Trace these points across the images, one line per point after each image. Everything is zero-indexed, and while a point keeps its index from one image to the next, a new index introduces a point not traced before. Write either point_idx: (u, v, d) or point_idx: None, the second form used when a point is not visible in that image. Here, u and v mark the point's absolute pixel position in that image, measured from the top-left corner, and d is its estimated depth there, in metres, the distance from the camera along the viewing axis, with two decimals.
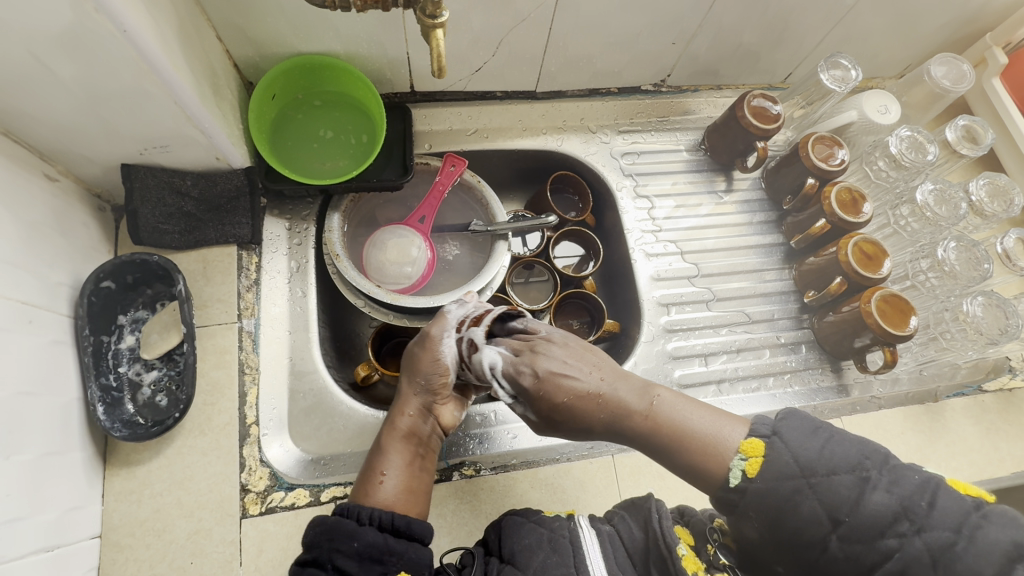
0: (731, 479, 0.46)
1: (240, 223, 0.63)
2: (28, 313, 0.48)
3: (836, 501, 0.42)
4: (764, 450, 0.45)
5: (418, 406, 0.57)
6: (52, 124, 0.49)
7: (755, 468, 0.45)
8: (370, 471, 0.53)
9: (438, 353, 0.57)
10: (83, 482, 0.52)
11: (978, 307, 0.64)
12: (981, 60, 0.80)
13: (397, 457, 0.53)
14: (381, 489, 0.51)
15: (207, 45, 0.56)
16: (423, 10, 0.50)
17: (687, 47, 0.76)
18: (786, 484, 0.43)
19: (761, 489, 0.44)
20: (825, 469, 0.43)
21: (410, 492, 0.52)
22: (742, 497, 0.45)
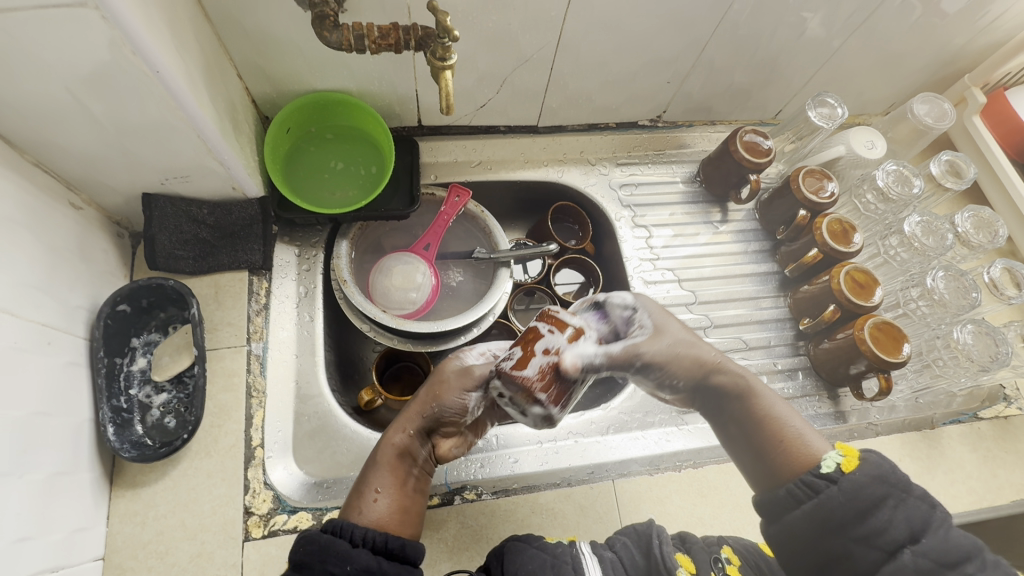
0: (822, 468, 0.50)
1: (252, 250, 0.65)
2: (49, 334, 0.49)
3: (918, 519, 0.47)
4: (859, 455, 0.51)
5: (428, 428, 0.57)
6: (80, 156, 0.52)
7: (850, 466, 0.50)
8: (365, 487, 0.53)
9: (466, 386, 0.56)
10: (90, 503, 0.52)
11: (968, 335, 0.66)
12: (961, 99, 0.84)
13: (395, 476, 0.54)
14: (375, 507, 0.52)
15: (228, 83, 0.60)
16: (434, 53, 0.53)
17: (681, 85, 0.80)
18: (878, 487, 0.48)
19: (851, 482, 0.49)
20: (917, 493, 0.48)
21: (401, 512, 0.53)
22: (830, 486, 0.49)
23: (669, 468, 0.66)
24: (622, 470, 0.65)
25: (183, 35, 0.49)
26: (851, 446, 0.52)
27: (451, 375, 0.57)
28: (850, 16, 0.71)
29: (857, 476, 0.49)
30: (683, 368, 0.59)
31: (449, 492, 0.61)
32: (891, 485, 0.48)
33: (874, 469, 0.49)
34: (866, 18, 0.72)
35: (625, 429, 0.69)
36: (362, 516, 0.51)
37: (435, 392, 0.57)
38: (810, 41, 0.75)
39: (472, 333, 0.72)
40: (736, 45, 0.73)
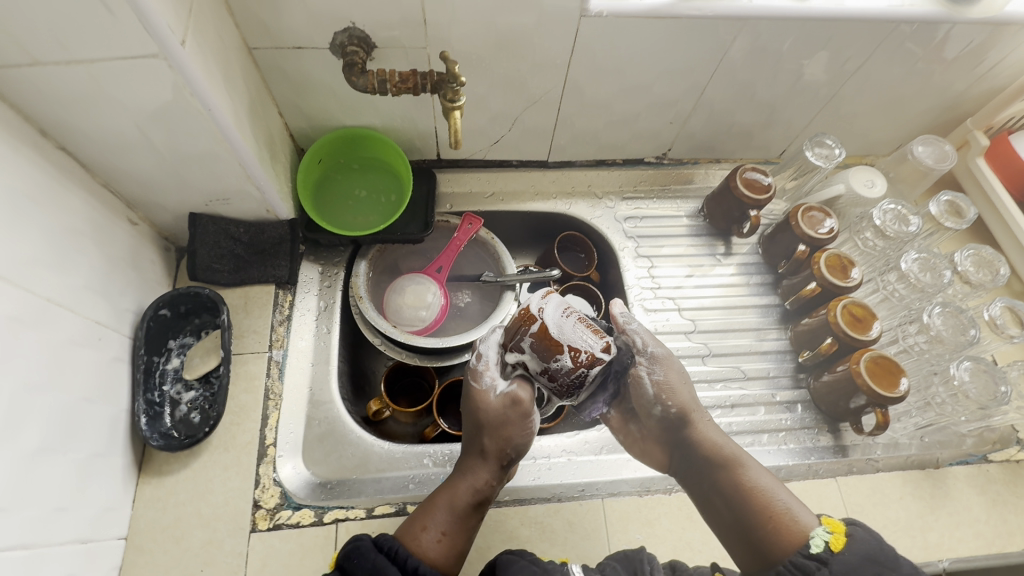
0: (810, 548, 0.48)
1: (279, 266, 0.73)
2: (99, 332, 0.57)
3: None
4: (846, 532, 0.48)
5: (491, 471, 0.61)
6: (141, 179, 0.60)
7: (839, 544, 0.47)
8: (431, 525, 0.55)
9: (528, 425, 0.61)
10: (120, 486, 0.58)
11: (965, 372, 0.66)
12: (965, 142, 0.86)
13: (459, 518, 0.57)
14: (439, 549, 0.54)
15: (268, 119, 0.68)
16: (445, 96, 0.60)
17: (683, 125, 0.84)
18: (870, 565, 0.45)
19: (842, 563, 0.46)
20: (907, 568, 0.45)
21: (458, 556, 0.56)
22: (821, 567, 0.46)
23: (660, 491, 0.66)
24: (612, 489, 0.67)
25: (234, 79, 0.57)
26: (839, 521, 0.49)
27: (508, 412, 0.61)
28: (844, 63, 0.75)
29: (848, 556, 0.46)
30: (681, 394, 0.62)
31: None
32: (881, 564, 0.45)
33: (861, 547, 0.47)
34: (861, 65, 0.76)
35: (618, 449, 0.70)
36: (425, 556, 0.53)
37: (500, 432, 0.61)
38: (805, 86, 0.79)
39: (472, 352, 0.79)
40: (734, 89, 0.78)
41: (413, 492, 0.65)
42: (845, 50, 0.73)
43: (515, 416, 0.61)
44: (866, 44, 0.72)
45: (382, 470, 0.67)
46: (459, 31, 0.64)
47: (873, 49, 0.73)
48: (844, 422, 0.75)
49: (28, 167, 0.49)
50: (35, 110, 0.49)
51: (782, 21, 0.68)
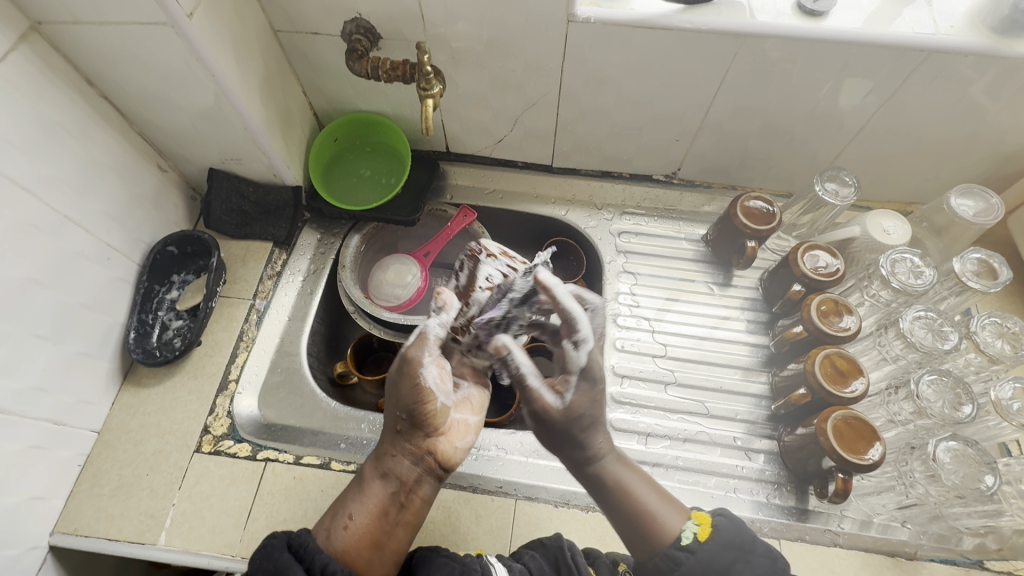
0: (681, 539, 0.51)
1: (279, 227, 0.81)
2: (110, 253, 0.67)
3: None
4: (712, 522, 0.52)
5: (404, 448, 0.55)
6: (168, 132, 0.71)
7: (705, 534, 0.51)
8: (338, 513, 0.53)
9: (416, 378, 0.55)
10: (102, 386, 0.67)
11: (947, 454, 0.58)
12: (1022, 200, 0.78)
13: (369, 502, 0.53)
14: (343, 536, 0.51)
15: (288, 94, 0.77)
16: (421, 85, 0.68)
17: (691, 145, 0.82)
18: (728, 553, 0.49)
19: (706, 553, 0.50)
20: (761, 550, 0.50)
21: (372, 545, 0.51)
22: (688, 557, 0.49)
23: (577, 506, 0.65)
24: (530, 493, 0.66)
25: (247, 53, 0.65)
26: (705, 513, 0.53)
27: (405, 381, 0.55)
28: (870, 94, 0.69)
29: (711, 546, 0.50)
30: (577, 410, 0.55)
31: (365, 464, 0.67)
32: (739, 550, 0.50)
33: (725, 534, 0.51)
34: (890, 99, 0.69)
35: (548, 457, 0.69)
36: (329, 546, 0.50)
37: (393, 402, 0.56)
38: (827, 116, 0.73)
39: None
40: (744, 111, 0.75)
41: (341, 451, 0.68)
42: (867, 79, 0.67)
43: (399, 378, 0.56)
44: (893, 74, 0.65)
45: (322, 426, 0.71)
46: (454, 28, 0.68)
47: (903, 81, 0.66)
48: (810, 486, 0.67)
49: (67, 106, 0.60)
50: (81, 61, 0.60)
51: (791, 41, 0.64)
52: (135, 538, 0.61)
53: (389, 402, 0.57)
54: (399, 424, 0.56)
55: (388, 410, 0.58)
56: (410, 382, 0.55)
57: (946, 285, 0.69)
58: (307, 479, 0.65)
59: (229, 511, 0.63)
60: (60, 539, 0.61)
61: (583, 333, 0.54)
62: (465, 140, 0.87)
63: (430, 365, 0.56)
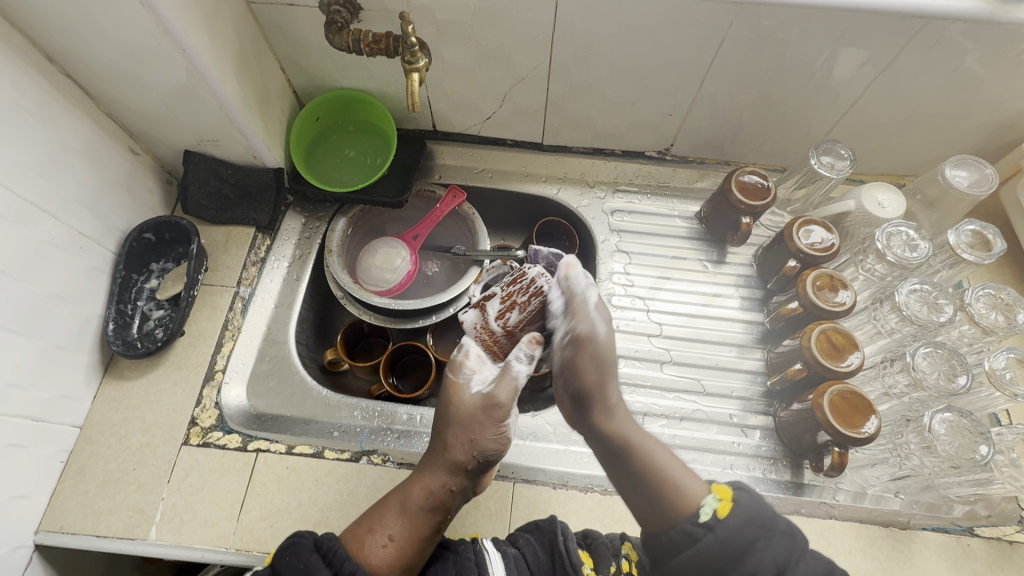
0: (699, 515, 0.49)
1: (262, 212, 0.78)
2: (82, 241, 0.64)
3: (783, 556, 0.47)
4: (733, 498, 0.50)
5: (456, 475, 0.55)
6: (139, 113, 0.67)
7: (725, 510, 0.49)
8: (376, 529, 0.51)
9: (502, 415, 0.56)
10: (82, 380, 0.65)
11: (942, 425, 0.58)
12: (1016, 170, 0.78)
13: (407, 521, 0.52)
14: (380, 553, 0.50)
15: (266, 71, 0.73)
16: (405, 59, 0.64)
17: (685, 119, 0.80)
18: (748, 530, 0.48)
19: (727, 529, 0.48)
20: (781, 526, 0.49)
21: (407, 565, 0.50)
22: (707, 534, 0.48)
23: (575, 487, 0.64)
24: (528, 475, 0.66)
25: (219, 25, 0.62)
26: (726, 487, 0.51)
27: (462, 398, 0.57)
28: (866, 64, 0.67)
29: (731, 522, 0.48)
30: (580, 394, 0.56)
31: (360, 451, 0.66)
32: (760, 527, 0.48)
33: (745, 512, 0.49)
34: (887, 68, 0.67)
35: (545, 439, 0.69)
36: (364, 561, 0.49)
37: (471, 430, 0.55)
38: (823, 87, 0.72)
39: (429, 319, 0.78)
40: (739, 83, 0.73)
41: (335, 439, 0.67)
42: (864, 49, 0.65)
43: (477, 405, 0.56)
44: (891, 42, 0.64)
45: (314, 414, 0.70)
46: None
47: (900, 51, 0.65)
48: (805, 460, 0.68)
49: (28, 85, 0.56)
50: (39, 36, 0.56)
51: (788, 9, 0.61)
52: (125, 534, 0.60)
53: (444, 419, 0.57)
54: (462, 454, 0.55)
55: (440, 427, 0.57)
56: (471, 399, 0.56)
57: (940, 257, 0.69)
58: (300, 468, 0.64)
59: (221, 504, 0.61)
60: (46, 537, 0.59)
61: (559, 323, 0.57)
62: (452, 118, 0.84)
63: (509, 401, 0.56)
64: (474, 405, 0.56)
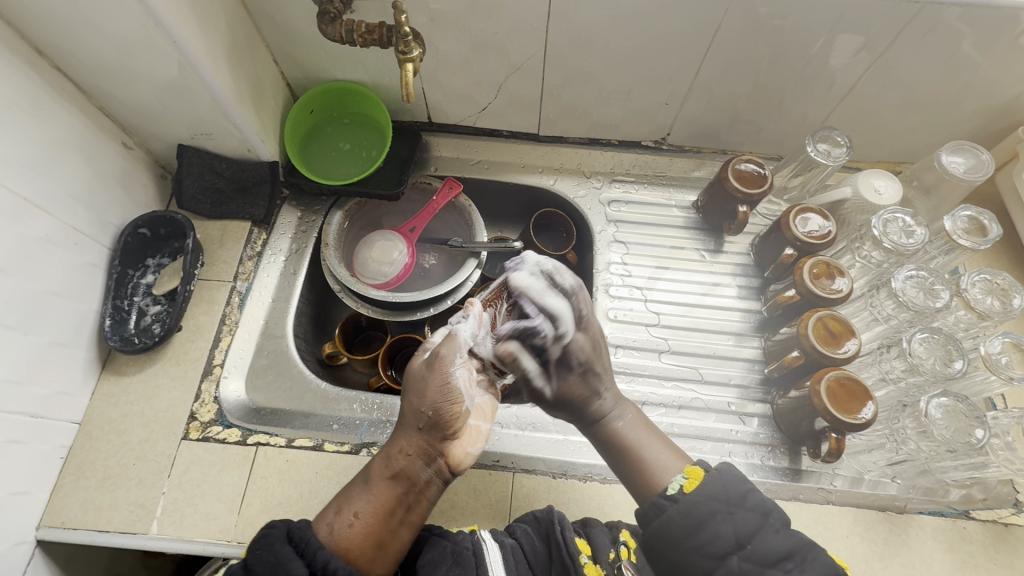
0: (668, 490, 0.52)
1: (258, 206, 0.78)
2: (77, 237, 0.64)
3: (745, 530, 0.48)
4: (702, 477, 0.51)
5: (418, 445, 0.53)
6: (132, 107, 0.67)
7: (690, 487, 0.51)
8: (344, 508, 0.51)
9: (447, 377, 0.53)
10: (80, 376, 0.65)
11: (939, 410, 0.59)
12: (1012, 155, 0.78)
13: (374, 500, 0.51)
14: (347, 533, 0.50)
15: (259, 63, 0.72)
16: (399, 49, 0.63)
17: (681, 108, 0.80)
18: (710, 504, 0.49)
19: (690, 502, 0.50)
20: (750, 503, 0.50)
21: (376, 545, 0.50)
22: (670, 506, 0.50)
23: (575, 476, 0.65)
24: (528, 466, 0.66)
25: (211, 18, 0.61)
26: (698, 468, 0.52)
27: (428, 375, 0.54)
28: (862, 49, 0.67)
29: (695, 497, 0.50)
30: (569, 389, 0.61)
31: (360, 444, 0.66)
32: (721, 502, 0.49)
33: (709, 489, 0.50)
34: (883, 54, 0.67)
35: (545, 430, 0.69)
36: (331, 541, 0.49)
37: (420, 397, 0.53)
38: (819, 73, 0.72)
39: (427, 311, 0.77)
40: (735, 70, 0.72)
41: (334, 432, 0.67)
42: (861, 34, 0.65)
43: (427, 372, 0.54)
44: (887, 27, 0.64)
45: (314, 408, 0.70)
46: None
47: (896, 36, 0.65)
48: (803, 446, 0.68)
49: (18, 79, 0.56)
50: (28, 28, 0.56)
51: None
52: (126, 529, 0.60)
53: (413, 397, 0.54)
54: (420, 422, 0.53)
55: (409, 404, 0.55)
56: (441, 378, 0.53)
57: (936, 244, 0.70)
58: (301, 461, 0.64)
59: (222, 498, 0.62)
60: (47, 532, 0.59)
61: (564, 326, 0.59)
62: (448, 109, 0.84)
63: (459, 367, 0.54)
64: (425, 372, 0.54)
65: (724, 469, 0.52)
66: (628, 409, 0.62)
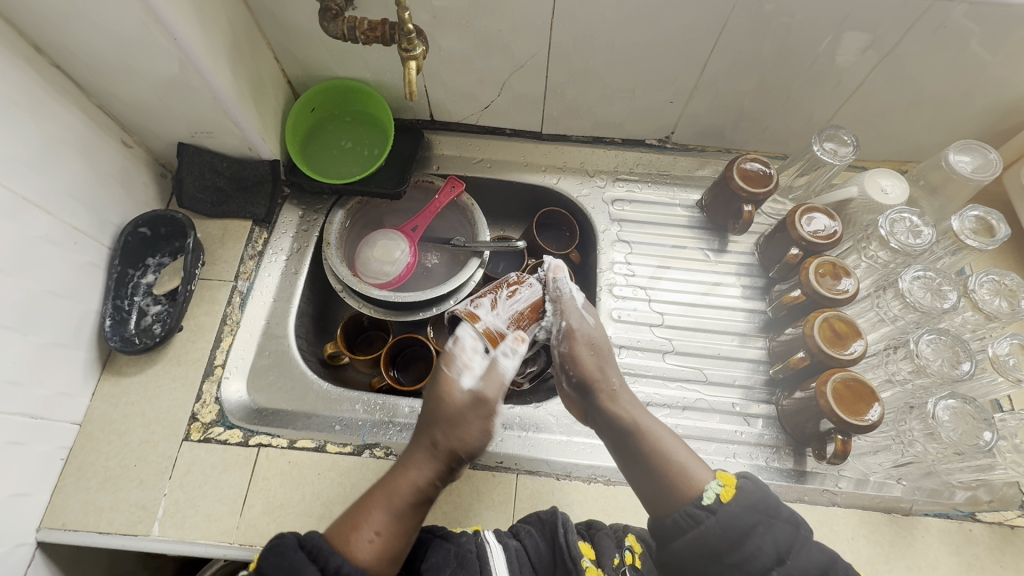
0: (703, 499, 0.50)
1: (259, 205, 0.77)
2: (77, 237, 0.63)
3: (784, 544, 0.48)
4: (736, 485, 0.51)
5: (437, 459, 0.55)
6: (131, 106, 0.66)
7: (728, 495, 0.50)
8: (364, 522, 0.49)
9: (477, 390, 0.57)
10: (80, 376, 0.64)
11: (946, 412, 0.58)
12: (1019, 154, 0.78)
13: (397, 513, 0.51)
14: (369, 550, 0.48)
15: (260, 61, 0.72)
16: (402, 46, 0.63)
17: (685, 106, 0.79)
18: (750, 515, 0.49)
19: (728, 513, 0.49)
20: (784, 515, 0.50)
21: (395, 560, 0.49)
22: (709, 517, 0.49)
23: (578, 477, 0.64)
24: (531, 467, 0.65)
25: (211, 14, 0.60)
26: (731, 474, 0.52)
27: (453, 385, 0.57)
28: (870, 47, 0.66)
29: (733, 507, 0.49)
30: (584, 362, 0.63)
31: (362, 445, 0.66)
32: (762, 515, 0.49)
33: (747, 499, 0.50)
34: (891, 52, 0.67)
35: (548, 431, 0.68)
36: (353, 559, 0.47)
37: (448, 409, 0.56)
38: (826, 71, 0.71)
39: (429, 311, 0.77)
40: (741, 68, 0.72)
41: (336, 433, 0.67)
42: (869, 32, 0.64)
43: (453, 384, 0.57)
44: (896, 25, 0.63)
45: (315, 408, 0.69)
46: None
47: (905, 33, 0.64)
48: (808, 447, 0.68)
49: (16, 77, 0.55)
50: (26, 25, 0.55)
51: None
52: (128, 531, 0.59)
53: (436, 406, 0.57)
54: (442, 433, 0.55)
55: (431, 415, 0.56)
56: (469, 393, 0.57)
57: (943, 244, 0.69)
58: (303, 463, 0.64)
59: (224, 499, 0.61)
60: (47, 534, 0.59)
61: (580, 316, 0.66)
62: (450, 107, 0.83)
63: (472, 376, 0.58)
64: (443, 385, 0.57)
65: (751, 478, 0.52)
66: (644, 412, 0.60)
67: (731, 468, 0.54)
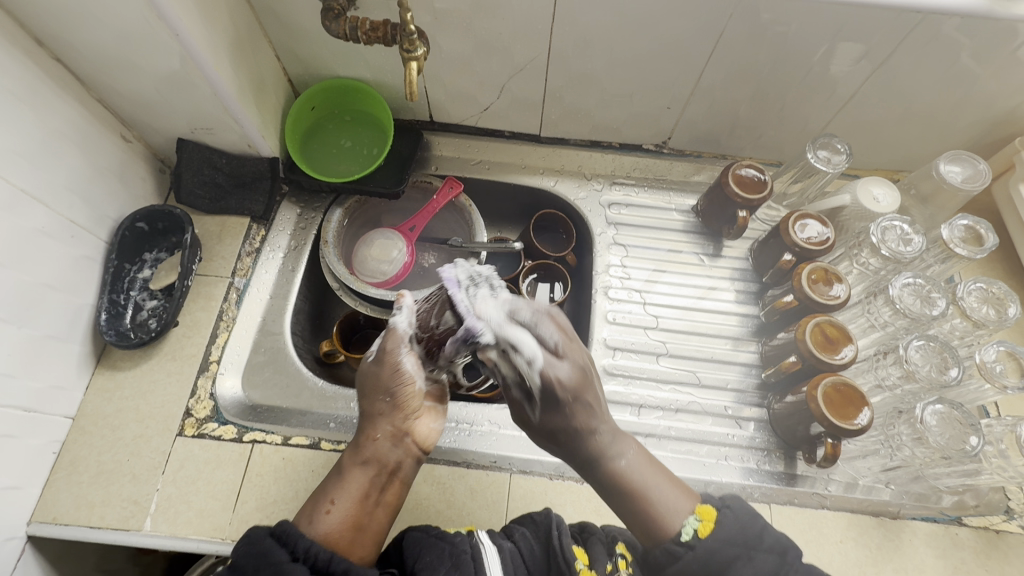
0: (681, 535, 0.51)
1: (257, 202, 0.78)
2: (73, 230, 0.63)
3: (764, 575, 0.48)
4: (714, 518, 0.51)
5: (386, 430, 0.57)
6: (131, 100, 0.66)
7: (706, 529, 0.50)
8: (320, 500, 0.53)
9: (397, 364, 0.57)
10: (74, 370, 0.64)
11: (934, 417, 0.59)
12: (1009, 165, 0.79)
13: (349, 487, 0.53)
14: (326, 521, 0.51)
15: (261, 59, 0.72)
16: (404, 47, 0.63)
17: (682, 112, 0.80)
18: (729, 550, 0.49)
19: (706, 549, 0.49)
20: (766, 544, 0.49)
21: (356, 529, 0.51)
22: (687, 553, 0.50)
23: (572, 478, 0.65)
24: (524, 466, 0.66)
25: (213, 11, 0.60)
26: (709, 507, 0.52)
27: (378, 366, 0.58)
28: (863, 58, 0.67)
29: (711, 542, 0.49)
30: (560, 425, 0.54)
31: None
32: (740, 547, 0.49)
33: (727, 531, 0.50)
34: (883, 63, 0.68)
35: None
36: (312, 531, 0.50)
37: (376, 388, 0.57)
38: (820, 81, 0.72)
39: None
40: (737, 75, 0.73)
41: (331, 430, 0.67)
42: (862, 43, 0.65)
43: (379, 366, 0.58)
44: (889, 37, 0.64)
45: (311, 406, 0.70)
46: None
47: (896, 45, 0.65)
48: (798, 451, 0.69)
49: (16, 69, 0.55)
50: (27, 17, 0.55)
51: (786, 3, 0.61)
52: (119, 525, 0.59)
53: (368, 391, 0.58)
54: (380, 409, 0.57)
55: (365, 399, 0.58)
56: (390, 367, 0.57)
57: (932, 252, 0.70)
58: (297, 460, 0.64)
59: (217, 495, 0.61)
60: (38, 528, 0.59)
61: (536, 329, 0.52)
62: (449, 109, 0.84)
63: (407, 354, 0.58)
64: (376, 368, 0.58)
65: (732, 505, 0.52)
66: (628, 444, 0.56)
67: (711, 500, 0.53)
